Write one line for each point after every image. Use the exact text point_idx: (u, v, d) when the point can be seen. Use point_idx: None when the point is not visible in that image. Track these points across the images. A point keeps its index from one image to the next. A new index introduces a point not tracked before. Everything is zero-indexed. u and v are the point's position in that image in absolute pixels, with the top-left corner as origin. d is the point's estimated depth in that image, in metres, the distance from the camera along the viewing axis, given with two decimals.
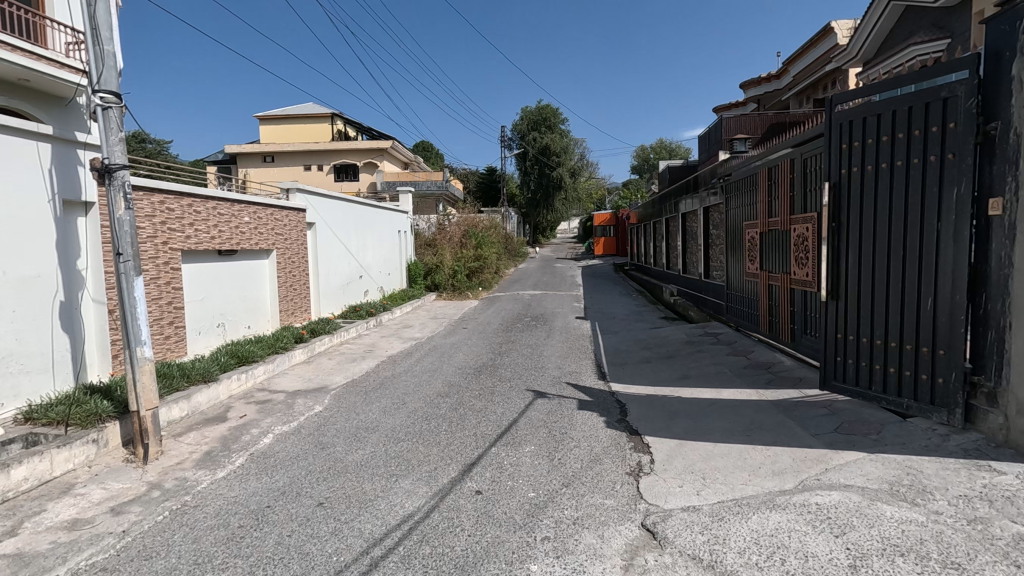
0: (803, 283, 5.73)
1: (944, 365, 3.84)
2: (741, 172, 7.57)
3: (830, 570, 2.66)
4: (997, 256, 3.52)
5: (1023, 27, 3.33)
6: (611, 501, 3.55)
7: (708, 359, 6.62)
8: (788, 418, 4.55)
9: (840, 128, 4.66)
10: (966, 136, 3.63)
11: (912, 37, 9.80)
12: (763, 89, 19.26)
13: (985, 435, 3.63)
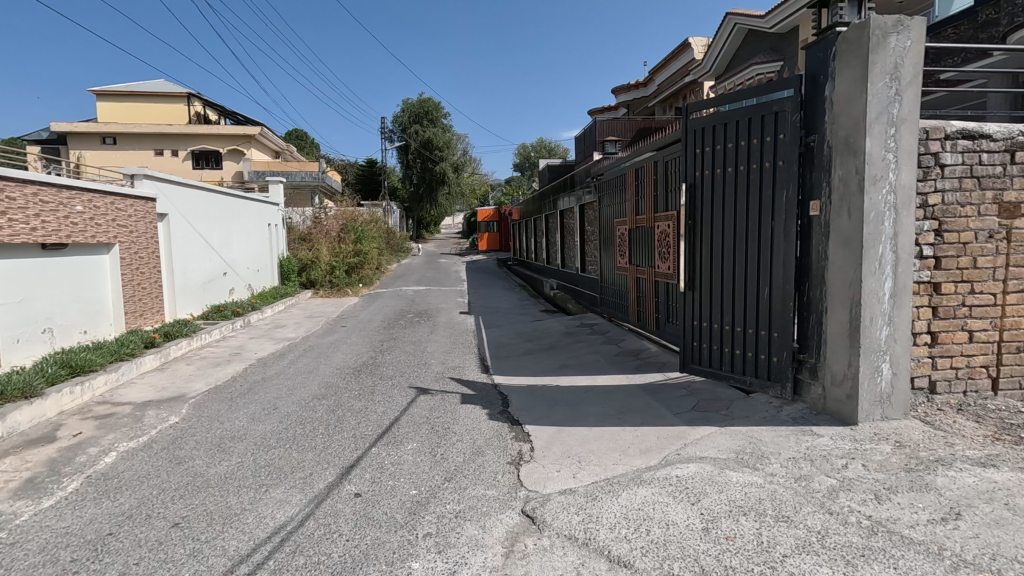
0: (665, 276, 6.25)
1: (777, 346, 4.41)
2: (612, 171, 8.07)
3: (686, 534, 2.94)
4: (816, 250, 4.10)
5: (834, 55, 3.89)
6: (493, 491, 3.61)
7: (585, 349, 6.99)
8: (654, 399, 4.96)
9: (694, 134, 5.11)
10: (793, 146, 4.18)
11: (754, 57, 11.13)
12: (631, 95, 20.67)
13: (808, 404, 4.23)
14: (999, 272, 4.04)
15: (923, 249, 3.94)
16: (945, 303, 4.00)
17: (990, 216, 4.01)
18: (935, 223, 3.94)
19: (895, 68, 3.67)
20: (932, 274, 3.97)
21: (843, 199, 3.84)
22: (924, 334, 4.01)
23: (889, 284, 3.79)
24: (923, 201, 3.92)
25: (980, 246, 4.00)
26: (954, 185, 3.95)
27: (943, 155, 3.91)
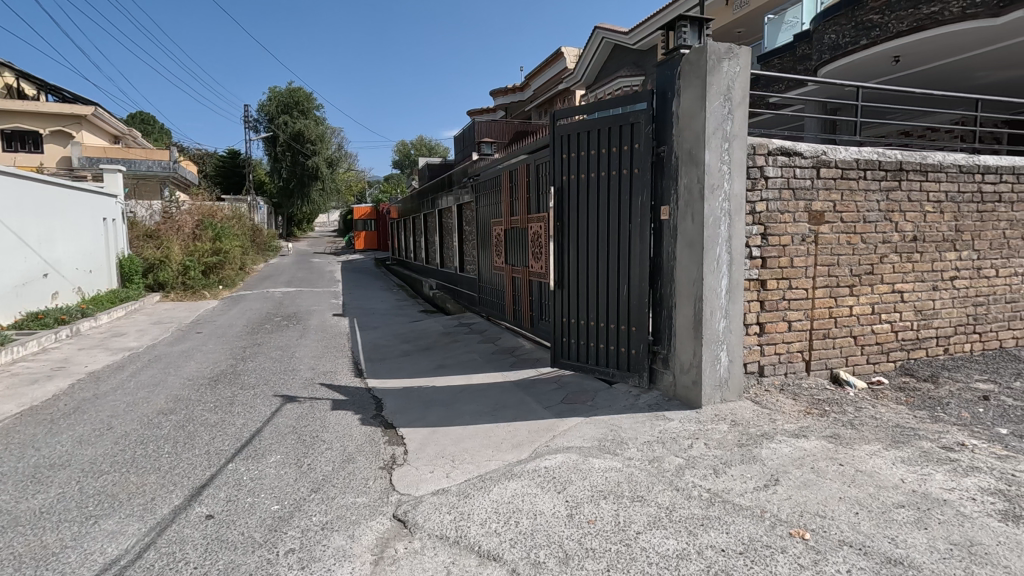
0: (538, 275, 6.49)
1: (636, 339, 4.78)
2: (488, 173, 8.20)
3: (552, 522, 3.07)
4: (667, 251, 4.51)
5: (680, 74, 4.30)
6: (363, 498, 3.50)
7: (462, 348, 7.04)
8: (526, 395, 5.12)
9: (561, 139, 5.35)
10: (647, 156, 4.56)
11: (619, 70, 11.94)
12: (509, 98, 21.18)
13: (662, 391, 4.64)
14: (810, 271, 4.73)
15: (752, 251, 4.51)
16: (770, 297, 4.60)
17: (802, 222, 4.68)
18: (761, 227, 4.52)
19: (728, 89, 4.14)
20: (759, 272, 4.55)
21: (688, 205, 4.26)
22: (754, 325, 4.58)
23: (726, 282, 4.28)
24: (752, 208, 4.48)
25: (795, 248, 4.66)
26: (776, 195, 4.55)
27: (767, 169, 4.50)
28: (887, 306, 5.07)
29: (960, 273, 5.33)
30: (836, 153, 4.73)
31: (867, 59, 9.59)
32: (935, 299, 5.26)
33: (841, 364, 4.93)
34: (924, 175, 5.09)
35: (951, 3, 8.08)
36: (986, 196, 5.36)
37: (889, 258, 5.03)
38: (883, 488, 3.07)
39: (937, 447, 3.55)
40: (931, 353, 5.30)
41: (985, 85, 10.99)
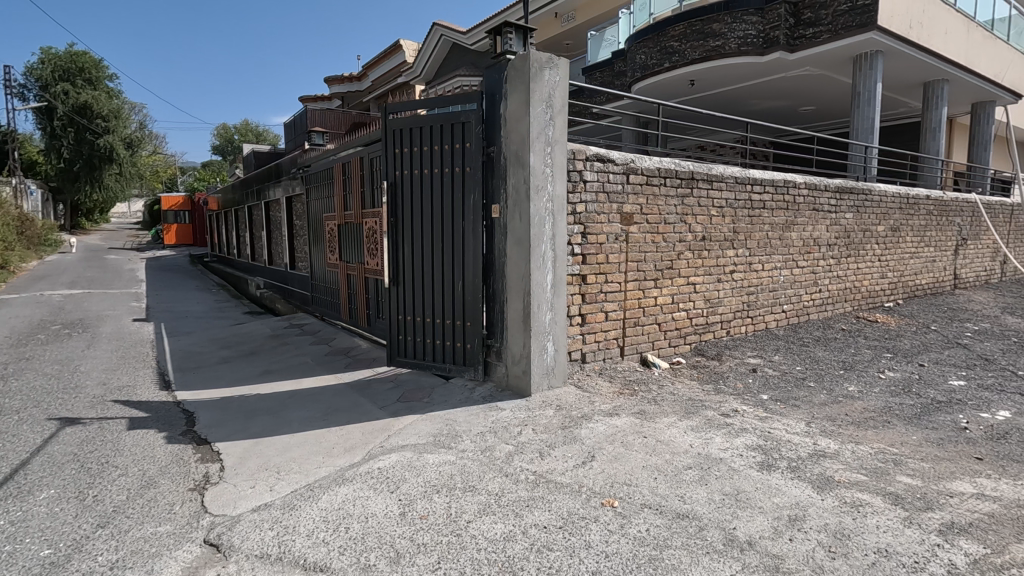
0: (374, 272, 6.30)
1: (470, 333, 4.90)
2: (320, 164, 7.75)
3: (384, 523, 3.02)
4: (498, 248, 4.69)
5: (506, 79, 4.49)
6: (166, 526, 3.09)
7: (292, 351, 6.57)
8: (361, 396, 4.96)
9: (393, 134, 5.25)
10: (477, 155, 4.69)
11: (458, 69, 12.10)
12: (345, 87, 20.24)
13: (495, 382, 4.83)
14: (623, 266, 5.28)
15: (574, 248, 4.90)
16: (590, 290, 5.04)
17: (616, 223, 5.20)
18: (581, 227, 4.92)
19: (549, 97, 4.42)
20: (580, 267, 4.95)
21: (516, 204, 4.48)
22: (576, 316, 4.99)
23: (551, 277, 4.58)
24: (573, 209, 4.86)
25: (610, 246, 5.16)
26: (593, 198, 4.99)
27: (585, 173, 4.91)
28: (684, 296, 5.87)
29: (737, 267, 6.37)
30: (642, 162, 5.34)
31: (669, 80, 10.97)
32: (719, 289, 6.22)
33: (649, 348, 5.60)
34: (710, 183, 5.98)
35: (729, 40, 9.77)
36: (754, 203, 6.47)
37: (684, 255, 5.82)
38: (676, 453, 3.55)
39: (718, 414, 4.21)
40: (717, 335, 6.26)
41: (755, 111, 13.25)
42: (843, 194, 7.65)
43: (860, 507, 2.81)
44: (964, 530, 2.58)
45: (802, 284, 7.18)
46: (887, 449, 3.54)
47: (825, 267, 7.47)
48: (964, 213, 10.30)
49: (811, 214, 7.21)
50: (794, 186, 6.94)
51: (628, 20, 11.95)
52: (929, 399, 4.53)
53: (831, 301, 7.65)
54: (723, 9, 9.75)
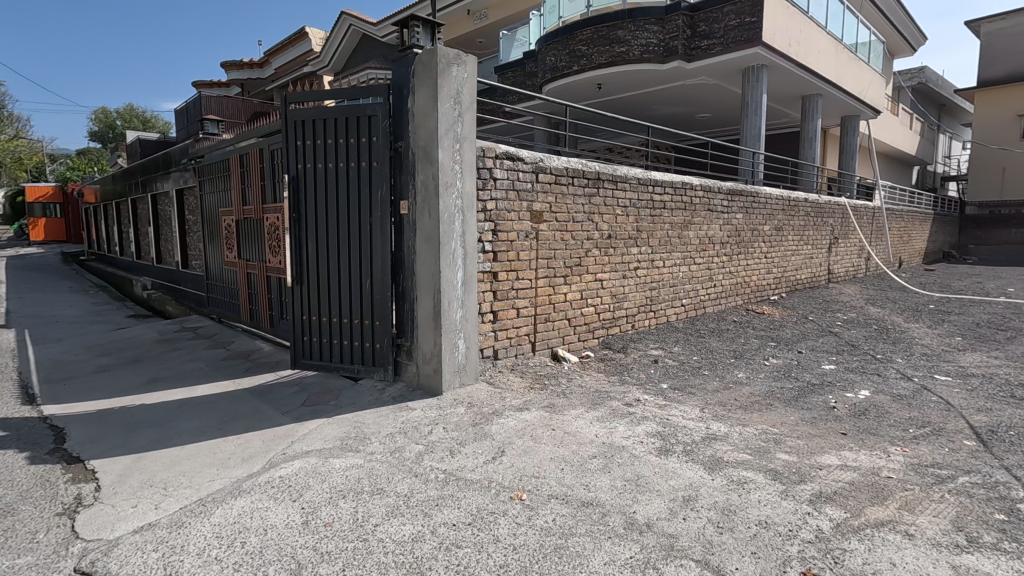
0: (276, 271, 5.97)
1: (380, 333, 4.77)
2: (214, 155, 7.22)
3: (284, 534, 2.86)
4: (407, 245, 4.61)
5: (413, 73, 4.42)
6: (27, 558, 2.73)
7: (184, 357, 6.07)
8: (261, 402, 4.68)
9: (294, 125, 4.98)
10: (385, 150, 4.57)
11: (368, 60, 11.74)
12: (245, 74, 19.01)
13: (406, 382, 4.76)
14: (533, 263, 5.38)
15: (485, 245, 4.92)
16: (501, 287, 5.08)
17: (526, 221, 5.28)
18: (491, 224, 4.95)
19: (457, 93, 4.40)
20: (491, 265, 4.98)
21: (425, 201, 4.42)
22: (488, 313, 5.01)
23: (461, 274, 4.57)
24: (483, 206, 4.88)
25: (521, 243, 5.24)
26: (503, 195, 5.03)
27: (495, 171, 4.94)
28: (591, 291, 6.08)
29: (641, 264, 6.70)
30: (550, 161, 5.46)
31: (578, 83, 11.32)
32: (624, 284, 6.51)
33: (559, 343, 5.75)
34: (614, 183, 6.23)
35: (632, 46, 10.23)
36: (656, 203, 6.83)
37: (591, 252, 6.04)
38: (582, 443, 3.68)
39: (622, 404, 4.41)
40: (623, 329, 6.56)
41: (658, 116, 14.00)
42: (734, 196, 8.28)
43: (744, 483, 3.06)
44: (829, 498, 2.88)
45: (699, 279, 7.69)
46: (769, 429, 3.88)
47: (719, 263, 8.04)
48: (835, 215, 11.50)
49: (706, 214, 7.73)
50: (691, 188, 7.41)
51: (539, 23, 12.13)
52: (805, 382, 5.03)
53: (724, 295, 8.26)
54: (627, 17, 10.20)
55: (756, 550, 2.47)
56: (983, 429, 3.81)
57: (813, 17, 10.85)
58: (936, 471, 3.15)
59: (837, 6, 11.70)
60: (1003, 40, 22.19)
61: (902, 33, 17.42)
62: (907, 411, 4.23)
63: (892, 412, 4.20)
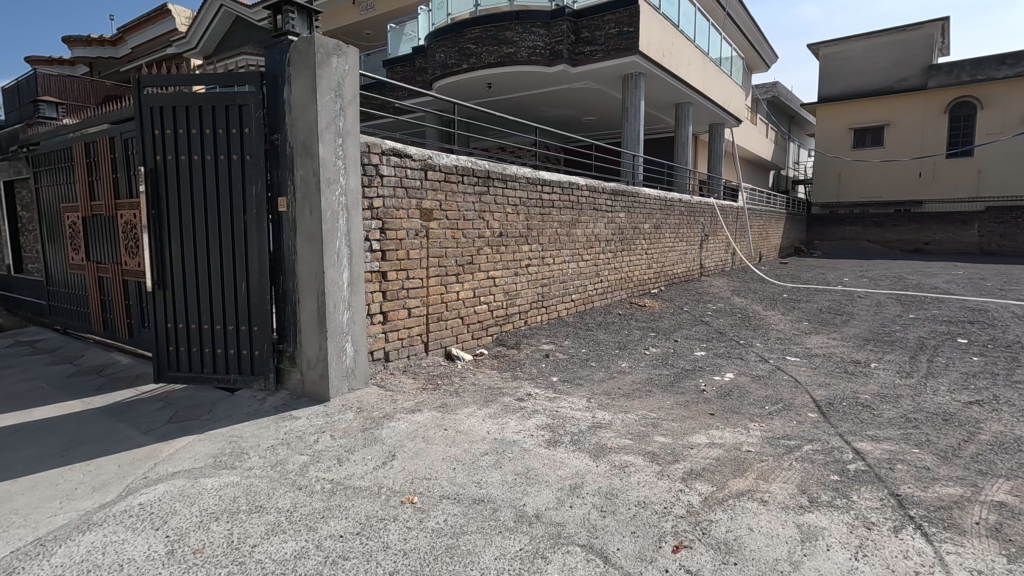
0: (135, 274, 5.34)
1: (258, 339, 4.46)
2: (52, 142, 6.29)
3: (145, 566, 2.54)
4: (287, 244, 4.34)
5: (289, 61, 4.16)
6: None
7: (17, 375, 5.23)
8: (118, 422, 4.15)
9: (150, 112, 4.47)
10: (258, 143, 4.27)
11: (242, 45, 10.89)
12: (93, 52, 16.80)
13: (289, 390, 4.49)
14: (424, 261, 5.31)
15: (372, 244, 4.76)
16: (391, 287, 4.95)
17: (415, 219, 5.19)
18: (379, 222, 4.81)
19: (338, 86, 4.22)
20: (380, 264, 4.84)
21: (305, 197, 4.18)
22: (377, 314, 4.86)
23: (347, 274, 4.39)
24: (369, 204, 4.71)
25: (411, 242, 5.14)
26: (390, 193, 4.90)
27: (381, 167, 4.80)
28: (484, 289, 6.13)
29: (532, 262, 6.87)
30: (439, 159, 5.42)
31: (468, 81, 11.34)
32: (517, 281, 6.64)
33: (453, 342, 5.74)
34: (504, 182, 6.32)
35: (520, 48, 10.46)
36: (545, 202, 7.04)
37: (483, 250, 6.08)
38: (474, 441, 3.69)
39: (514, 399, 4.50)
40: (516, 325, 6.69)
41: (547, 118, 14.45)
42: (618, 196, 8.76)
43: (625, 467, 3.25)
44: (699, 474, 3.13)
45: (587, 275, 8.04)
46: (648, 414, 4.16)
47: (605, 259, 8.47)
48: (706, 215, 12.59)
49: (592, 213, 8.10)
50: (578, 188, 7.72)
51: (427, 18, 11.94)
52: (679, 368, 5.46)
53: (610, 290, 8.72)
54: (514, 19, 10.38)
55: (636, 529, 2.63)
56: (822, 402, 4.37)
57: (682, 31, 11.77)
58: (786, 442, 3.56)
59: (703, 22, 12.79)
60: (836, 63, 25.60)
61: (758, 51, 19.46)
62: (763, 389, 4.74)
63: (751, 391, 4.68)
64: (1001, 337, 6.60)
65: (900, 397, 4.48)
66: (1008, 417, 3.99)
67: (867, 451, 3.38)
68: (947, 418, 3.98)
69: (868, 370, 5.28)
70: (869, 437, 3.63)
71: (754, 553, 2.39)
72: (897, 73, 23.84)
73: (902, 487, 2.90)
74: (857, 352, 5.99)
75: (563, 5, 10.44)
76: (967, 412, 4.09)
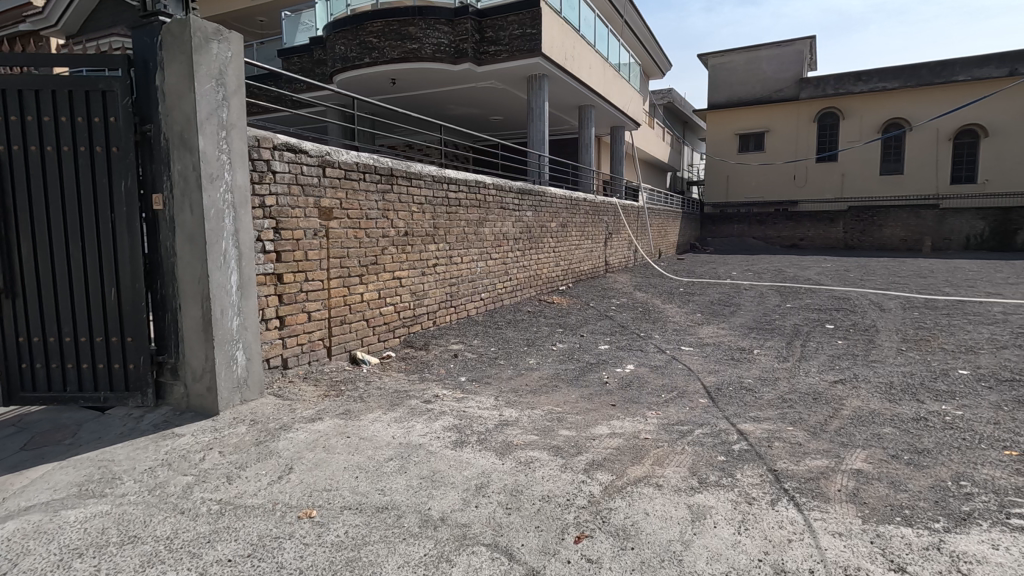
0: None
1: (133, 351, 4.02)
2: None
3: None
4: (165, 245, 3.97)
5: (160, 44, 3.80)
6: None
7: None
8: None
9: None
10: (126, 133, 3.85)
11: None
12: None
13: (173, 405, 4.12)
14: (324, 262, 5.08)
15: (265, 244, 4.47)
16: (287, 290, 4.68)
17: (314, 218, 4.95)
18: (272, 222, 4.52)
19: (219, 74, 3.91)
20: (274, 266, 4.56)
21: (184, 194, 3.84)
22: (273, 319, 4.58)
23: (235, 278, 4.08)
24: (260, 201, 4.42)
25: (308, 242, 4.89)
26: (285, 190, 4.64)
27: (273, 163, 4.52)
28: (390, 290, 5.98)
29: (439, 261, 6.80)
30: (338, 155, 5.20)
31: (371, 76, 10.98)
32: (424, 281, 6.53)
33: (358, 345, 5.54)
34: (409, 180, 6.20)
35: (424, 44, 10.31)
36: (451, 200, 6.98)
37: (389, 250, 5.93)
38: (378, 447, 3.57)
39: (420, 401, 4.41)
40: (424, 325, 6.58)
41: (454, 116, 14.37)
42: (524, 195, 8.88)
43: (530, 463, 3.29)
44: (600, 464, 3.24)
45: (495, 274, 8.09)
46: (553, 409, 4.25)
47: (513, 258, 8.56)
48: (609, 214, 13.10)
49: (499, 212, 8.15)
50: (484, 186, 7.73)
51: (324, 8, 11.38)
52: (585, 362, 5.63)
53: (519, 287, 8.84)
54: (417, 14, 10.19)
55: (540, 523, 2.66)
56: (712, 387, 4.70)
57: (583, 36, 12.19)
58: (679, 428, 3.77)
59: (602, 28, 13.31)
60: (723, 73, 27.65)
61: (654, 58, 20.59)
62: (660, 378, 5.02)
63: (649, 381, 4.93)
64: (860, 322, 7.46)
65: (778, 380, 4.92)
66: (865, 392, 4.51)
67: (749, 432, 3.66)
68: (816, 397, 4.42)
69: (751, 356, 5.75)
70: (752, 418, 3.94)
71: (650, 536, 2.50)
72: (774, 85, 26.22)
73: (778, 463, 3.17)
74: (743, 340, 6.50)
75: (467, 4, 10.40)
76: (832, 390, 4.58)
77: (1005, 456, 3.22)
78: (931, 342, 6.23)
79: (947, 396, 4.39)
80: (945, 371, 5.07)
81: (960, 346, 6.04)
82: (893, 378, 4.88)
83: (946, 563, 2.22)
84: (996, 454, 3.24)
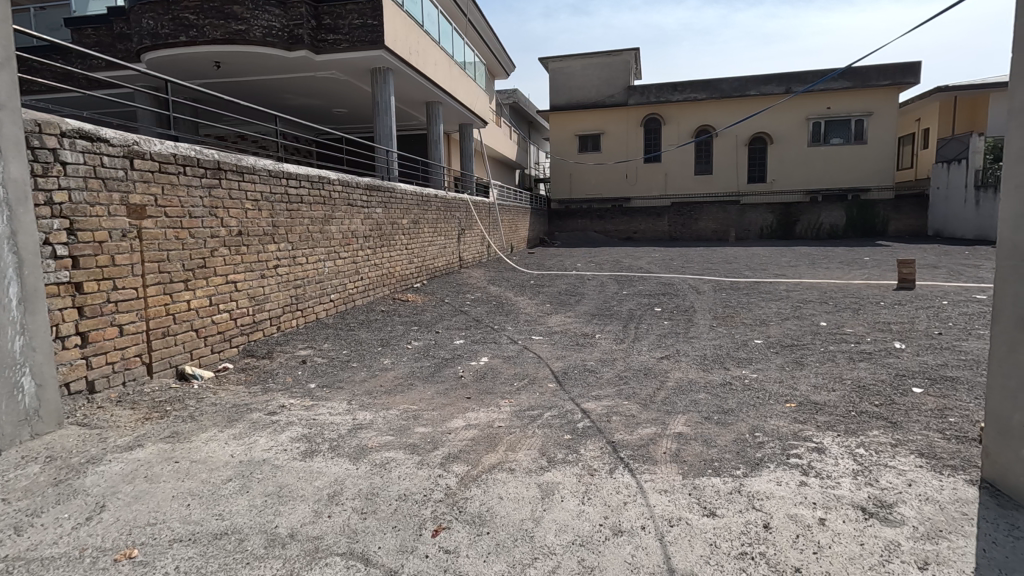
0: None
1: None
2: None
3: None
4: None
5: None
6: None
7: None
8: None
9: None
10: None
11: None
12: None
13: None
14: (137, 268, 4.45)
15: (56, 249, 3.78)
16: (89, 302, 4.02)
17: (121, 216, 4.31)
18: (64, 221, 3.85)
19: None
20: (70, 274, 3.87)
21: None
22: (72, 336, 3.89)
23: (14, 289, 3.39)
24: (47, 197, 3.73)
25: (115, 244, 4.24)
26: (79, 184, 3.97)
27: (63, 152, 3.83)
28: (222, 296, 5.42)
29: (281, 262, 6.34)
30: (149, 145, 4.58)
31: (189, 56, 9.80)
32: (263, 285, 6.03)
33: (186, 358, 4.95)
34: (241, 175, 5.68)
35: (253, 27, 9.44)
36: (291, 197, 6.53)
37: (219, 251, 5.38)
38: (213, 469, 3.24)
39: (264, 414, 4.09)
40: (266, 332, 6.09)
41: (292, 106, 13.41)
42: (373, 191, 8.61)
43: (385, 465, 3.23)
44: (456, 457, 3.30)
45: (344, 273, 7.74)
46: (409, 407, 4.21)
47: (363, 257, 8.26)
48: (462, 209, 13.27)
49: (346, 209, 7.82)
50: (328, 183, 7.34)
51: None
52: (440, 357, 5.67)
53: (371, 286, 8.56)
54: None
55: (396, 523, 2.64)
56: (559, 372, 5.04)
57: (426, 31, 12.11)
58: (530, 413, 3.98)
59: (445, 25, 13.34)
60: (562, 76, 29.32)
61: (498, 59, 21.24)
62: (512, 367, 5.25)
63: (503, 371, 5.13)
64: (681, 304, 8.51)
65: (615, 360, 5.43)
66: (685, 365, 5.17)
67: (591, 410, 3.99)
68: (647, 372, 4.96)
69: (593, 341, 6.25)
70: (594, 397, 4.29)
71: (504, 519, 2.61)
72: (606, 90, 28.50)
73: (615, 435, 3.51)
74: (587, 326, 7.05)
75: None
76: (659, 365, 5.19)
77: (786, 407, 3.92)
78: (735, 318, 7.33)
79: (746, 362, 5.23)
80: (745, 341, 6.00)
81: (755, 319, 7.19)
82: (707, 351, 5.66)
83: (744, 503, 2.64)
84: (781, 407, 3.93)
